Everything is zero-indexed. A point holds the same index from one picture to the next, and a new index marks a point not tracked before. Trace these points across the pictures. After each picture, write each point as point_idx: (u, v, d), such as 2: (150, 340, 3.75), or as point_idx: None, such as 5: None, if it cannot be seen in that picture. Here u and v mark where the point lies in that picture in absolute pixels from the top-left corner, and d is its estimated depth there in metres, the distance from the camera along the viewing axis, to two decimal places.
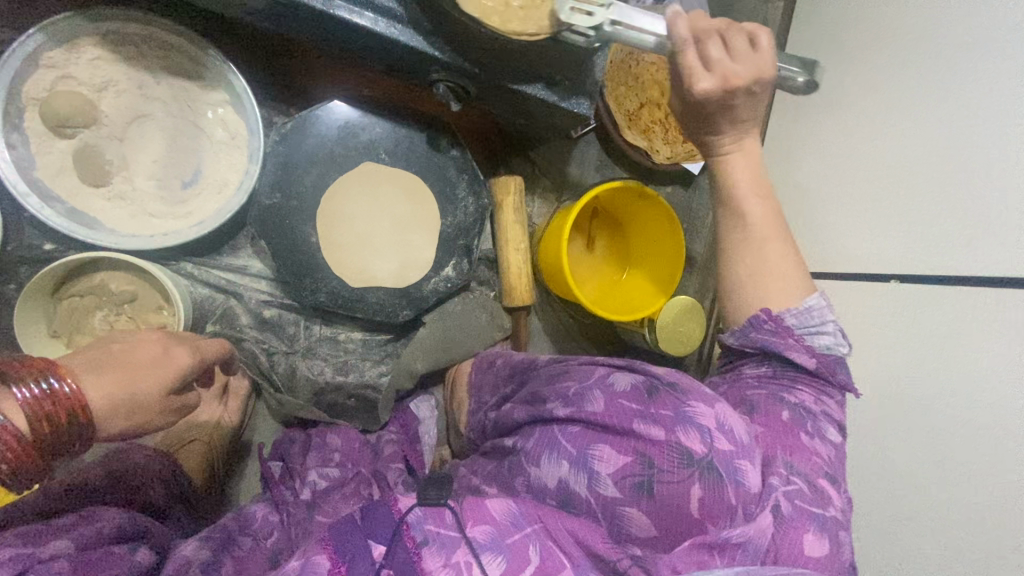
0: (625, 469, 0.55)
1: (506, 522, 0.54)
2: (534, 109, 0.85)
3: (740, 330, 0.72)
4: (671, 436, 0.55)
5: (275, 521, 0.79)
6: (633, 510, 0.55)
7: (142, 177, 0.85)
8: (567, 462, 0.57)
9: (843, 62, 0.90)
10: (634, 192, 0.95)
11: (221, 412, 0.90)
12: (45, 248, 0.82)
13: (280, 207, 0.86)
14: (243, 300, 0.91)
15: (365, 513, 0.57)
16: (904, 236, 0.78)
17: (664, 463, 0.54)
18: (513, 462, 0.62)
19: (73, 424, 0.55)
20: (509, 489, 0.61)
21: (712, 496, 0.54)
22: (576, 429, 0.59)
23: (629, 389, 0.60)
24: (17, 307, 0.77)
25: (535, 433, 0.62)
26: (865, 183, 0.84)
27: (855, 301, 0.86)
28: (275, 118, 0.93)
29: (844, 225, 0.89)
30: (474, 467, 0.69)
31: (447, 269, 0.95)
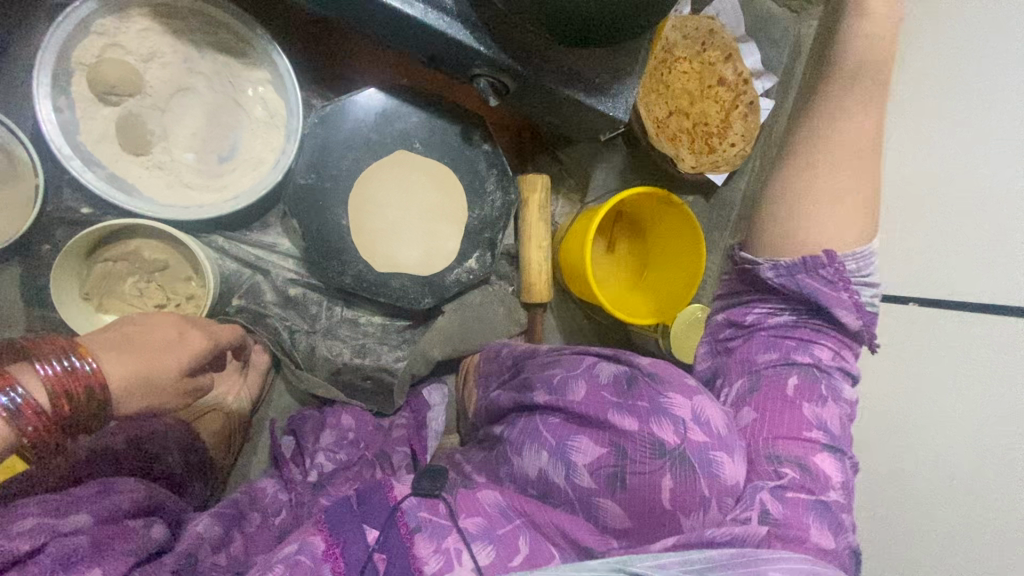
0: (600, 460, 0.57)
1: (496, 513, 0.57)
2: (570, 109, 0.86)
3: (789, 268, 0.68)
4: (644, 426, 0.57)
5: (284, 500, 0.83)
6: (608, 502, 0.56)
7: (180, 149, 0.86)
8: (547, 451, 0.59)
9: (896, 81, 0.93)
10: (658, 199, 0.97)
11: (240, 386, 0.91)
12: (82, 211, 0.83)
13: (314, 188, 0.88)
14: (270, 277, 0.93)
15: (359, 500, 0.59)
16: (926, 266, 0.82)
17: (637, 454, 0.56)
18: (500, 451, 0.64)
19: (92, 400, 0.57)
20: (495, 478, 0.62)
21: (685, 487, 0.55)
22: (557, 420, 0.61)
23: (609, 382, 0.62)
24: (54, 265, 0.79)
25: (520, 421, 0.64)
26: (891, 213, 0.88)
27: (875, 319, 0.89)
28: (314, 101, 0.95)
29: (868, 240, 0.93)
30: (468, 455, 0.71)
31: (470, 260, 0.96)
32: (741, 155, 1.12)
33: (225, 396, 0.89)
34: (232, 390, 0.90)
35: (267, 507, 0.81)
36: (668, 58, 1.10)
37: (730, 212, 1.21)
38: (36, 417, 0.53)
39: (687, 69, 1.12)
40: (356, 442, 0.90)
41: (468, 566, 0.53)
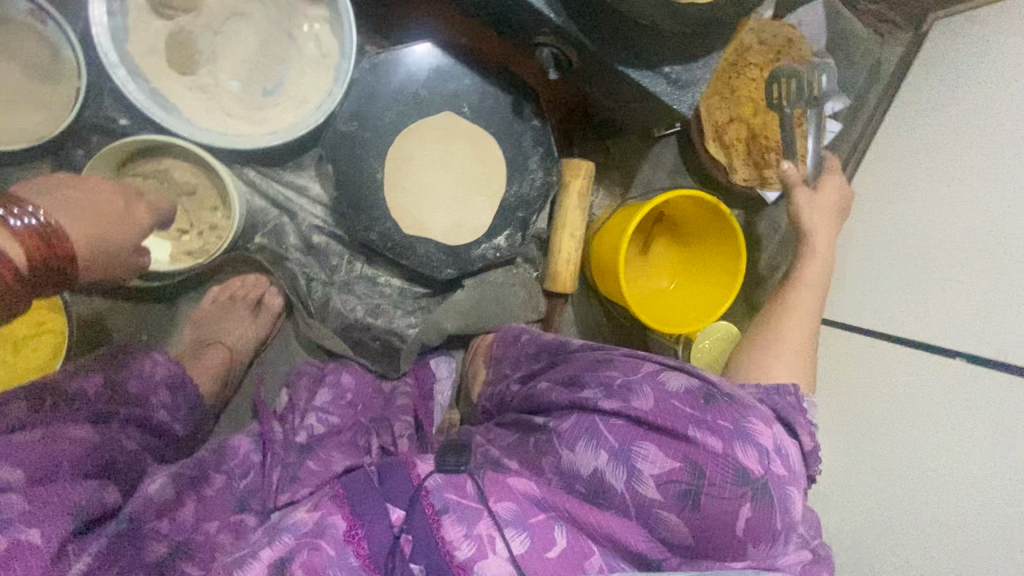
0: (671, 474, 0.52)
1: (529, 502, 0.56)
2: (632, 96, 0.81)
3: (767, 390, 0.65)
4: (728, 449, 0.53)
5: (255, 462, 0.77)
6: (671, 516, 0.52)
7: (226, 75, 0.84)
8: (606, 453, 0.54)
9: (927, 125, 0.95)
10: (708, 207, 0.92)
11: (250, 325, 0.90)
12: (120, 122, 0.82)
13: (354, 136, 0.85)
14: (296, 220, 0.90)
15: (382, 477, 0.62)
16: (923, 314, 0.84)
17: (718, 478, 0.52)
18: (543, 441, 0.59)
19: (57, 261, 0.53)
20: (535, 466, 0.58)
21: (762, 518, 0.52)
22: (620, 423, 0.55)
23: (682, 391, 0.56)
24: (87, 167, 0.77)
25: (571, 417, 0.58)
26: (903, 259, 0.89)
27: (877, 356, 0.89)
28: (367, 47, 0.92)
29: (872, 283, 0.94)
30: (492, 437, 0.67)
31: (499, 238, 0.93)
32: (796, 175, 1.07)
33: (235, 331, 0.88)
34: (244, 329, 0.89)
35: (235, 468, 0.76)
36: (738, 62, 1.05)
37: (776, 233, 1.15)
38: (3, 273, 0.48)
39: (757, 77, 1.06)
40: (356, 405, 0.87)
41: (502, 554, 0.54)
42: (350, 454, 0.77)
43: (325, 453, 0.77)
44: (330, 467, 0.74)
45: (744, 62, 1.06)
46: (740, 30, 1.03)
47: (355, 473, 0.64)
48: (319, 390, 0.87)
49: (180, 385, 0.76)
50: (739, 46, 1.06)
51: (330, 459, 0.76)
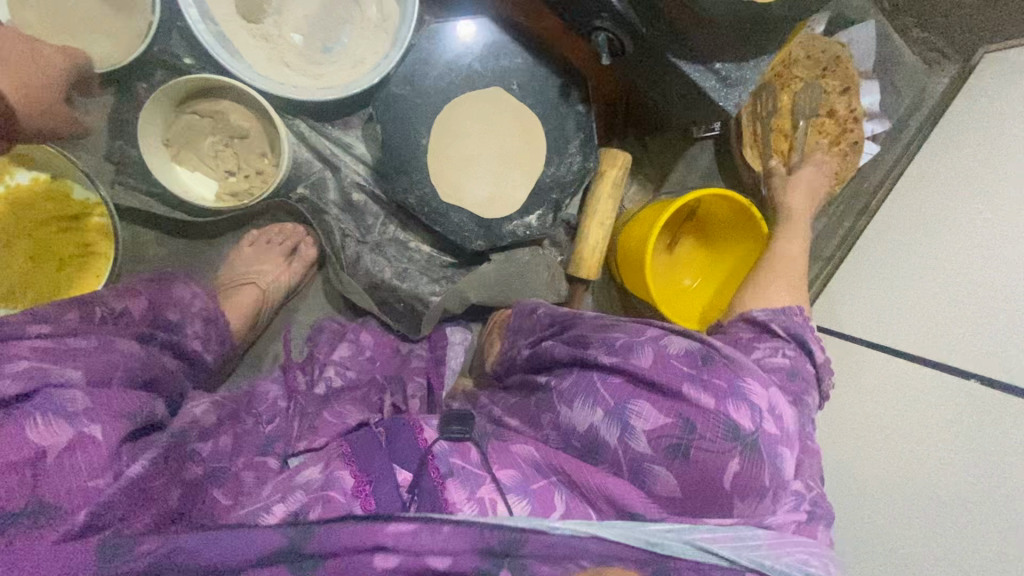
0: (663, 429, 0.54)
1: (532, 469, 0.58)
2: (678, 89, 0.83)
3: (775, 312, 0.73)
4: (720, 405, 0.54)
5: (282, 408, 0.80)
6: (661, 470, 0.54)
7: (289, 28, 0.87)
8: (602, 409, 0.57)
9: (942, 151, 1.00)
10: (740, 209, 0.94)
11: (282, 272, 0.92)
12: (184, 61, 0.85)
13: (405, 100, 0.88)
14: (338, 176, 0.93)
15: (391, 439, 0.62)
16: (914, 325, 0.89)
17: (708, 432, 0.53)
18: (543, 399, 0.62)
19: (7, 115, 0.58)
20: (535, 424, 0.61)
21: (750, 472, 0.53)
22: (617, 381, 0.58)
23: (682, 352, 0.58)
24: (147, 103, 0.80)
25: (572, 374, 0.61)
26: (909, 278, 0.93)
27: (881, 368, 0.91)
28: (426, 17, 0.94)
29: (876, 296, 0.98)
30: (498, 400, 0.69)
31: (532, 216, 0.94)
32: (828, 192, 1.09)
33: (267, 276, 0.90)
34: (277, 273, 0.91)
35: (263, 413, 0.78)
36: (784, 74, 1.06)
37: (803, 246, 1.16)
38: None
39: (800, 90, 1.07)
40: (373, 361, 0.91)
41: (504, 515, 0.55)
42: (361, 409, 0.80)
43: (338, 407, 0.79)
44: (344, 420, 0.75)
45: (796, 67, 1.07)
46: (797, 36, 1.05)
47: (363, 431, 0.64)
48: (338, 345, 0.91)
49: (213, 318, 0.78)
50: (799, 50, 1.07)
51: (343, 412, 0.77)
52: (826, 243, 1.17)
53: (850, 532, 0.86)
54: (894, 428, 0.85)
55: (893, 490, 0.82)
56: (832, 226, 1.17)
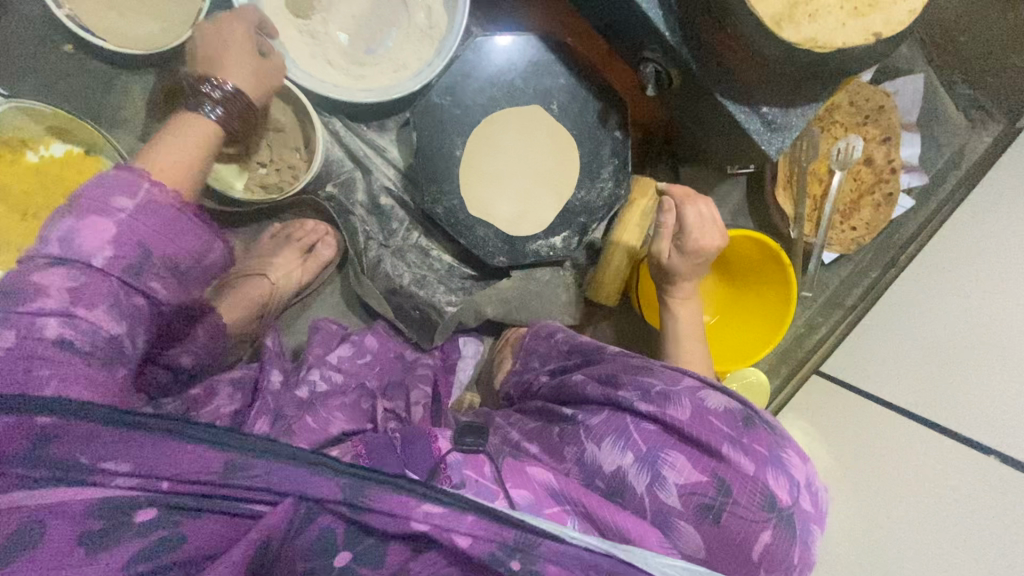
0: (696, 486, 0.54)
1: (546, 494, 0.55)
2: (719, 126, 0.82)
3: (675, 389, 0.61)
4: (760, 472, 0.55)
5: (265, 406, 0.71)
6: (689, 527, 0.53)
7: (336, 26, 0.87)
8: (633, 454, 0.56)
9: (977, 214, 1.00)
10: (769, 253, 0.92)
11: (298, 267, 0.90)
12: None
13: (444, 109, 0.87)
14: (369, 177, 0.92)
15: (404, 446, 0.58)
16: (935, 392, 0.91)
17: (744, 498, 0.54)
18: (570, 431, 0.60)
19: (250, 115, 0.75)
20: (556, 454, 0.59)
21: (781, 546, 0.54)
22: (651, 428, 0.58)
23: (721, 410, 0.58)
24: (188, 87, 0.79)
25: (603, 413, 0.60)
26: (940, 345, 0.93)
27: (900, 434, 0.91)
28: (473, 27, 0.94)
29: (899, 356, 0.97)
30: (514, 422, 0.67)
31: (556, 237, 0.93)
32: (856, 242, 1.07)
33: (283, 266, 0.88)
34: (290, 267, 0.89)
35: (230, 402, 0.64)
36: (825, 118, 1.05)
37: (822, 292, 1.12)
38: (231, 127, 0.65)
39: (839, 136, 1.06)
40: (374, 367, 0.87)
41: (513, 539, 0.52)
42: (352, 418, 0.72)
43: (326, 412, 0.71)
44: (327, 428, 0.68)
45: (837, 112, 1.06)
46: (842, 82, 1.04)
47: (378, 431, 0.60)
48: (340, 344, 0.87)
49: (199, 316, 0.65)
50: (843, 95, 1.06)
51: (329, 419, 0.70)
52: (848, 292, 1.11)
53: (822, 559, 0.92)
54: (894, 486, 0.89)
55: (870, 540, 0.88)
56: (856, 274, 1.12)
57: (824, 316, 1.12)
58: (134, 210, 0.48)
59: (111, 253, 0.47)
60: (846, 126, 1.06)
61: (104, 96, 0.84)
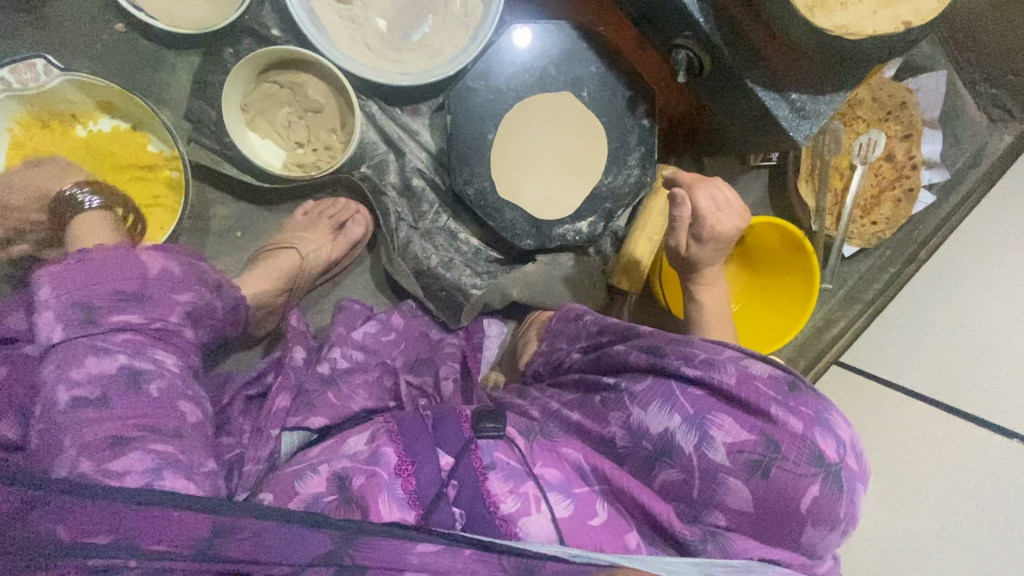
0: (744, 445, 0.55)
1: (576, 473, 0.59)
2: (747, 114, 0.84)
3: (716, 359, 0.60)
4: (808, 431, 0.55)
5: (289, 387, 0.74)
6: (736, 483, 0.55)
7: (375, 13, 0.89)
8: (680, 416, 0.58)
9: (998, 206, 1.02)
10: (793, 240, 0.94)
11: (327, 244, 0.91)
12: (272, 32, 0.87)
13: (478, 94, 0.89)
14: (402, 160, 0.95)
15: (435, 424, 0.60)
16: (963, 379, 0.91)
17: (792, 454, 0.54)
18: (612, 398, 0.63)
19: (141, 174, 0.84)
20: (601, 420, 0.62)
21: (827, 502, 0.55)
22: (697, 393, 0.59)
23: (767, 376, 0.58)
24: (234, 67, 0.82)
25: (646, 380, 0.62)
26: (975, 332, 0.92)
27: (931, 424, 0.91)
28: (505, 17, 0.96)
29: (931, 344, 0.96)
30: (550, 393, 0.71)
31: (583, 222, 0.95)
32: (877, 236, 1.09)
33: (314, 244, 0.90)
34: (320, 244, 0.90)
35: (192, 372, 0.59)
36: (848, 113, 1.07)
37: (840, 287, 1.13)
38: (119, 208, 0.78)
39: (861, 131, 1.08)
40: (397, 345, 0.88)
41: (545, 515, 0.55)
42: (373, 395, 0.75)
43: (348, 388, 0.74)
44: (348, 404, 0.70)
45: (858, 106, 1.08)
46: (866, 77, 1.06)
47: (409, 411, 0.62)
48: (363, 321, 0.88)
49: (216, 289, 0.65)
50: (865, 89, 1.07)
51: (352, 395, 0.72)
52: (867, 287, 1.12)
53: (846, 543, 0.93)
54: (923, 473, 0.89)
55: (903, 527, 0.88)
56: (874, 270, 1.13)
57: (842, 311, 1.12)
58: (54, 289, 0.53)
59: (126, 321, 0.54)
60: (868, 121, 1.08)
61: (153, 74, 0.87)
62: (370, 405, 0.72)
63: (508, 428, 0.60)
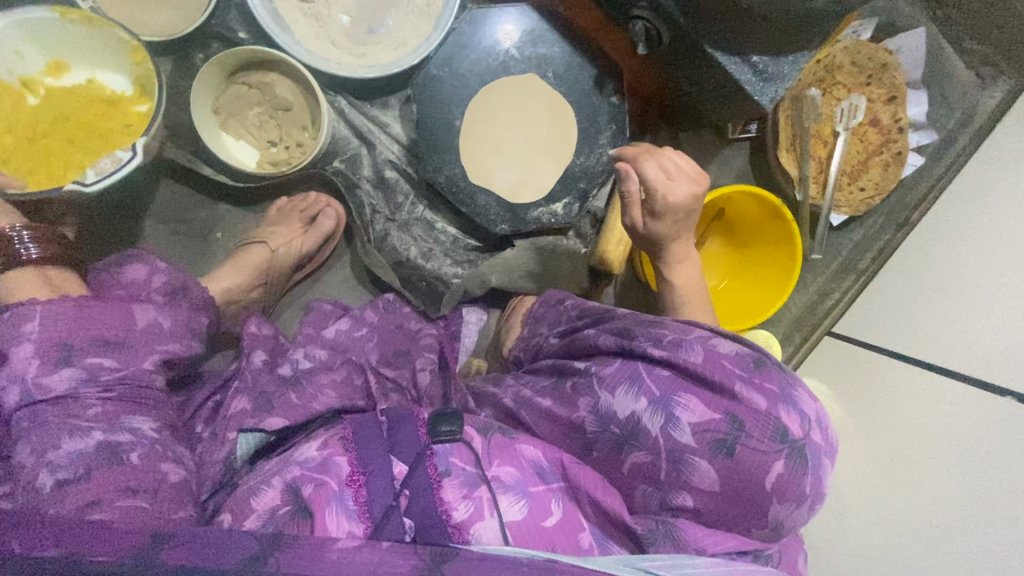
0: (709, 423, 0.55)
1: (531, 471, 0.59)
2: (712, 84, 0.84)
3: (683, 338, 0.59)
4: (773, 407, 0.54)
5: (259, 387, 0.75)
6: (703, 462, 0.54)
7: (338, 9, 0.91)
8: (647, 399, 0.57)
9: (993, 161, 0.97)
10: (772, 211, 0.92)
11: (296, 235, 0.93)
12: (239, 36, 0.89)
13: (443, 81, 0.89)
14: (374, 153, 0.96)
15: (391, 429, 0.61)
16: (952, 345, 0.87)
17: (756, 432, 0.54)
18: (582, 382, 0.62)
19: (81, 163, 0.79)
20: (571, 404, 0.62)
21: (792, 478, 0.54)
22: (664, 373, 0.58)
23: (734, 354, 0.57)
24: (201, 69, 0.84)
25: (616, 363, 0.61)
26: (968, 297, 0.89)
27: (929, 397, 0.87)
28: (468, 6, 0.97)
29: (926, 313, 0.93)
30: (524, 380, 0.71)
31: (557, 205, 0.94)
32: (865, 203, 1.05)
33: (283, 237, 0.91)
34: (290, 237, 0.92)
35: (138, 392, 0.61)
36: (826, 79, 1.04)
37: (833, 258, 1.11)
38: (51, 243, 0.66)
39: (842, 96, 1.05)
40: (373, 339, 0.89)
41: (495, 520, 0.55)
42: (340, 395, 0.74)
43: (314, 388, 0.73)
44: (311, 404, 0.70)
45: (837, 69, 1.05)
46: (840, 37, 1.03)
47: (367, 414, 0.63)
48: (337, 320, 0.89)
49: (178, 292, 0.70)
50: (843, 49, 1.04)
51: (315, 396, 0.72)
52: (860, 257, 1.10)
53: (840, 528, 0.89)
54: (916, 456, 0.85)
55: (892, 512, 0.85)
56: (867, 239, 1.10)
57: (836, 283, 1.11)
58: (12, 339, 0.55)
59: (38, 360, 0.55)
60: (848, 84, 1.05)
61: None
62: (337, 403, 0.71)
63: (465, 428, 0.60)
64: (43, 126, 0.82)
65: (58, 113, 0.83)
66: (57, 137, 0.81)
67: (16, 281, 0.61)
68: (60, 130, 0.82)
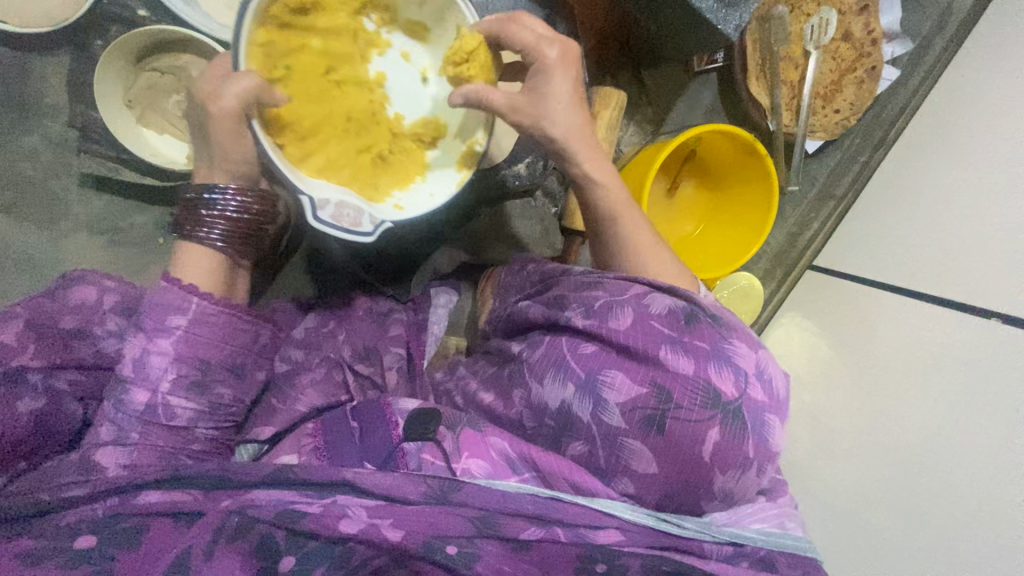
0: (636, 401, 0.55)
1: (501, 462, 0.58)
2: (672, 15, 0.76)
3: (613, 297, 0.60)
4: (701, 370, 0.55)
5: None
6: (636, 443, 0.55)
7: None
8: (574, 384, 0.57)
9: (985, 70, 0.90)
10: (742, 145, 0.87)
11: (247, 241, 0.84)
12: (138, 13, 0.79)
13: None
14: None
15: (364, 433, 0.61)
16: (915, 265, 0.88)
17: (684, 400, 0.54)
18: (518, 371, 0.62)
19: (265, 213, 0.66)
20: (507, 395, 0.62)
21: (730, 443, 0.55)
22: (591, 349, 0.58)
23: (663, 313, 0.58)
24: (104, 54, 0.75)
25: (543, 343, 0.61)
26: (932, 217, 0.88)
27: (888, 328, 0.88)
28: None
29: (894, 241, 0.93)
30: (475, 369, 0.70)
31: (521, 165, 0.91)
32: (842, 125, 1.00)
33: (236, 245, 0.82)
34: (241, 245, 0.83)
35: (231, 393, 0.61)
36: None
37: (810, 188, 1.09)
38: (245, 238, 0.63)
39: (813, 11, 0.95)
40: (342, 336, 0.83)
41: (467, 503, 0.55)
42: (323, 392, 0.72)
43: (294, 389, 0.71)
44: (294, 406, 0.69)
45: None
46: None
47: (340, 416, 0.64)
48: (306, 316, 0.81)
49: None
50: None
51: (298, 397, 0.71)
52: (837, 182, 1.08)
53: (823, 467, 0.91)
54: (886, 394, 0.86)
55: (910, 480, 0.80)
56: (844, 164, 1.07)
57: (815, 211, 1.08)
58: (190, 322, 0.58)
59: (174, 371, 0.56)
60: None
61: (23, 85, 0.81)
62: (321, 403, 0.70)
63: (437, 428, 0.60)
64: (348, 89, 0.65)
65: (369, 105, 0.66)
66: (365, 151, 0.66)
67: (196, 253, 0.60)
68: (361, 107, 0.65)
